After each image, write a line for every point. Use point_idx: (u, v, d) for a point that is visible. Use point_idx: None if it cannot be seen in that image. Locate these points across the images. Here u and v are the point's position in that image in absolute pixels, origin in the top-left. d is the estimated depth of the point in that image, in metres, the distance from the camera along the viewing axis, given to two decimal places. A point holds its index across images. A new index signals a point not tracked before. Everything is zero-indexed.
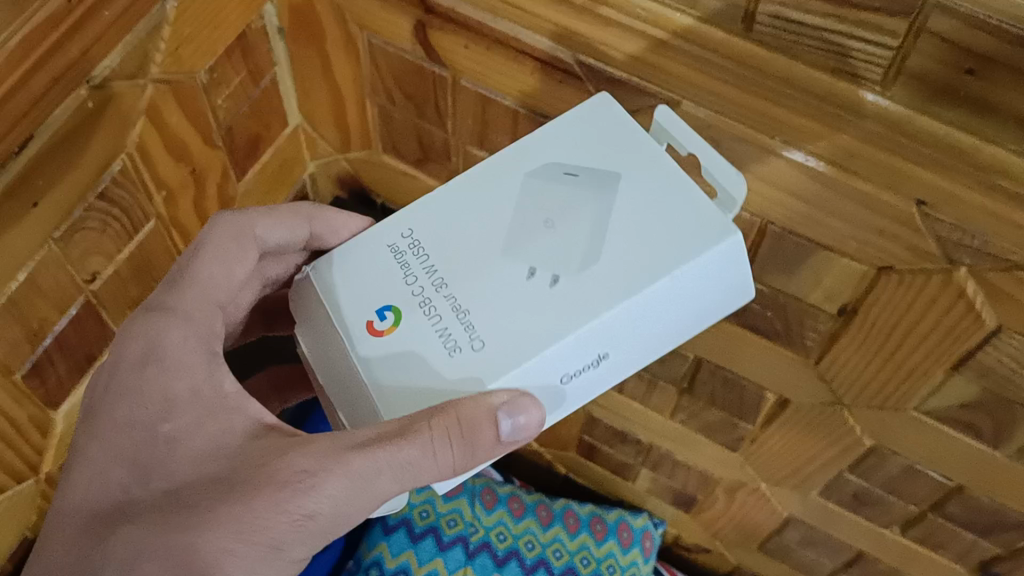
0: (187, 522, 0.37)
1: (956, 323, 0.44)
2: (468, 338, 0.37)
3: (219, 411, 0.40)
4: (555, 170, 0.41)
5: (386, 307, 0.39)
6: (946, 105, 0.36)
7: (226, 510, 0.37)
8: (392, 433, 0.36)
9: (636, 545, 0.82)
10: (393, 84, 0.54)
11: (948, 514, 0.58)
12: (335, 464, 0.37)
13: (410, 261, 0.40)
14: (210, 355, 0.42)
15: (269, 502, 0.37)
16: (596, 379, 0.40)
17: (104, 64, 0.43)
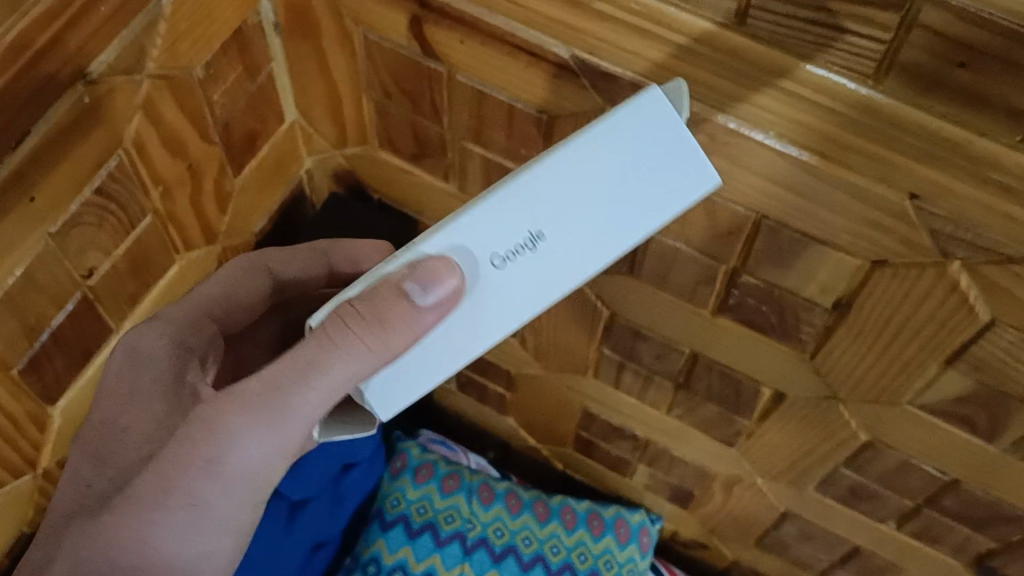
0: (120, 501, 0.42)
1: (950, 316, 0.45)
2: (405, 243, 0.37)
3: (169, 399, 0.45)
4: None
5: None
6: (938, 99, 0.36)
7: (145, 482, 0.42)
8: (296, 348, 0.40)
9: (633, 541, 0.83)
10: (390, 79, 0.54)
11: (944, 508, 0.59)
12: (235, 407, 0.41)
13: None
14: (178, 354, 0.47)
15: (178, 464, 0.41)
16: (534, 267, 0.35)
17: (101, 59, 0.43)
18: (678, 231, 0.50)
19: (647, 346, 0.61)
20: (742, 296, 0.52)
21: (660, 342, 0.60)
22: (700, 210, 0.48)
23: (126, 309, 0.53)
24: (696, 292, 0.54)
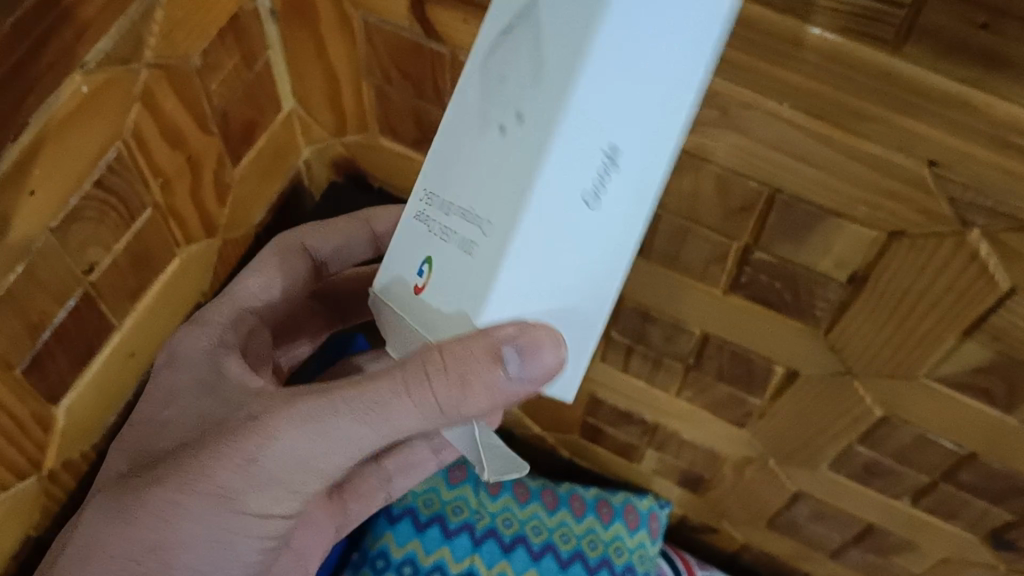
0: (184, 479, 0.44)
1: (968, 286, 0.44)
2: (469, 230, 0.33)
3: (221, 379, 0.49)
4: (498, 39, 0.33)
5: (423, 265, 0.36)
6: (959, 62, 0.35)
7: (195, 462, 0.44)
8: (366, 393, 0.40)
9: (642, 527, 0.80)
10: (390, 62, 0.52)
11: (960, 482, 0.58)
12: (292, 418, 0.42)
13: (430, 214, 0.36)
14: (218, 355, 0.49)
15: (232, 446, 0.43)
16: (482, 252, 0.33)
17: (98, 48, 0.42)
18: (688, 210, 0.50)
19: (657, 328, 0.60)
20: (755, 273, 0.52)
21: (670, 323, 0.59)
22: (712, 186, 0.47)
23: (127, 304, 0.52)
24: (706, 271, 0.53)
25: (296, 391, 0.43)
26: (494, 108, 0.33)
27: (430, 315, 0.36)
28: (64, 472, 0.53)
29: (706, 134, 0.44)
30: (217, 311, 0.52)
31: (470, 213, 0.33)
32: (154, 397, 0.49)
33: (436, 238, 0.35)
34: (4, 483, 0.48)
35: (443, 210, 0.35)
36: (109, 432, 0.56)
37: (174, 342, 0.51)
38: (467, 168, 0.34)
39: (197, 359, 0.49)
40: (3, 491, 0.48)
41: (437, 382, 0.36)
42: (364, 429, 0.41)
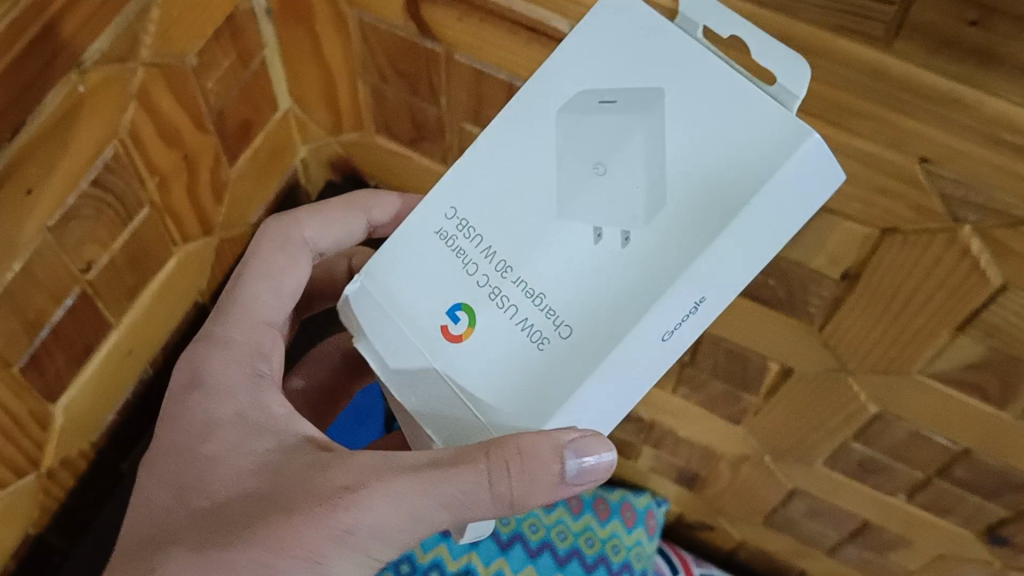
0: (230, 537, 0.40)
1: (961, 282, 0.44)
2: (553, 326, 0.38)
3: (266, 431, 0.44)
4: (591, 97, 0.39)
5: (457, 310, 0.41)
6: (949, 59, 0.35)
7: (266, 527, 0.39)
8: (447, 460, 0.39)
9: (640, 524, 0.80)
10: (385, 61, 0.52)
11: (955, 478, 0.58)
12: (379, 482, 0.39)
13: (463, 245, 0.41)
14: (255, 377, 0.47)
15: (313, 518, 0.39)
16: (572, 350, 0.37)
17: (95, 47, 0.42)
18: None
19: None
20: None
21: None
22: None
23: (124, 303, 0.52)
24: None
25: (382, 462, 0.40)
26: (586, 210, 0.38)
27: (461, 359, 0.40)
28: (62, 470, 0.53)
29: None
30: (238, 327, 0.49)
31: (541, 302, 0.39)
32: (185, 428, 0.45)
33: (487, 298, 0.40)
34: (2, 481, 0.48)
35: (500, 273, 0.40)
36: (106, 429, 0.56)
37: (201, 359, 0.47)
38: (541, 254, 0.39)
39: (232, 389, 0.46)
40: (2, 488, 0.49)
41: (506, 476, 0.37)
42: (442, 509, 0.39)
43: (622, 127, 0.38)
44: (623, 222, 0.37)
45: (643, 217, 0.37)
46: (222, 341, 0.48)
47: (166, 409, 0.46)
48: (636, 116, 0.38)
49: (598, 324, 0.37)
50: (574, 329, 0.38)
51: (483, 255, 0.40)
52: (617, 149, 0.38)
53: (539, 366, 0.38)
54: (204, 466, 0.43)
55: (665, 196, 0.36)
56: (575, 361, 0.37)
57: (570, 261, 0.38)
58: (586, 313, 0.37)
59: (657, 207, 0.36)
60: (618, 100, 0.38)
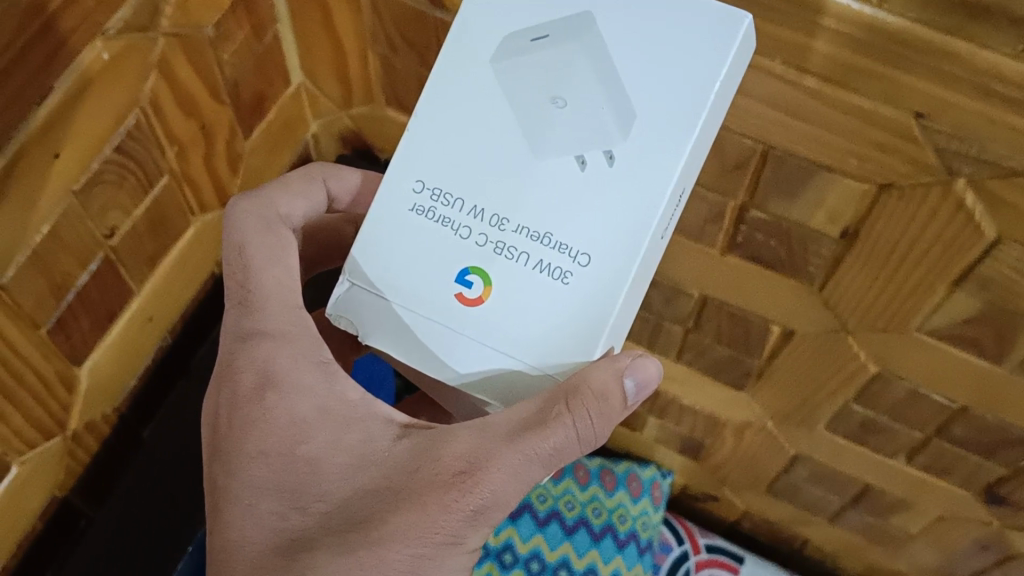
0: (369, 537, 0.38)
1: (957, 236, 0.46)
2: (570, 258, 0.39)
3: (351, 419, 0.42)
4: (519, 37, 0.40)
5: (466, 271, 0.40)
6: (942, 13, 0.37)
7: (402, 521, 0.38)
8: (535, 421, 0.38)
9: (645, 494, 0.82)
10: (395, 32, 0.53)
11: (954, 437, 0.60)
12: (490, 459, 0.38)
13: (444, 212, 0.41)
14: (322, 363, 0.43)
15: (441, 504, 0.38)
16: (593, 274, 0.39)
17: (118, 16, 0.44)
18: None
19: (657, 292, 0.62)
20: (751, 232, 0.53)
21: (670, 286, 0.61)
22: (708, 145, 0.49)
23: (145, 270, 0.54)
24: (704, 232, 0.55)
25: (478, 436, 0.39)
26: (562, 145, 0.39)
27: (485, 322, 0.40)
28: (86, 434, 0.55)
29: None
30: (280, 319, 0.43)
31: (551, 240, 0.39)
32: (271, 433, 0.41)
33: (493, 253, 0.40)
34: (30, 442, 0.50)
35: (497, 225, 0.40)
36: (126, 396, 0.58)
37: (263, 357, 0.42)
38: (535, 195, 0.40)
39: (310, 381, 0.42)
40: (30, 450, 0.50)
41: (588, 417, 0.38)
42: (541, 467, 0.39)
43: (563, 58, 0.39)
44: (607, 142, 0.39)
45: (624, 133, 0.38)
46: (280, 334, 0.43)
47: (235, 413, 0.42)
48: (574, 41, 0.39)
49: (615, 243, 0.39)
50: (594, 254, 0.39)
51: (473, 213, 0.40)
52: (571, 80, 0.39)
53: (568, 300, 0.39)
54: (308, 470, 0.40)
55: (637, 109, 0.38)
56: (605, 281, 0.39)
57: (572, 197, 0.39)
58: (603, 238, 0.39)
59: (631, 120, 0.38)
60: (547, 31, 0.39)
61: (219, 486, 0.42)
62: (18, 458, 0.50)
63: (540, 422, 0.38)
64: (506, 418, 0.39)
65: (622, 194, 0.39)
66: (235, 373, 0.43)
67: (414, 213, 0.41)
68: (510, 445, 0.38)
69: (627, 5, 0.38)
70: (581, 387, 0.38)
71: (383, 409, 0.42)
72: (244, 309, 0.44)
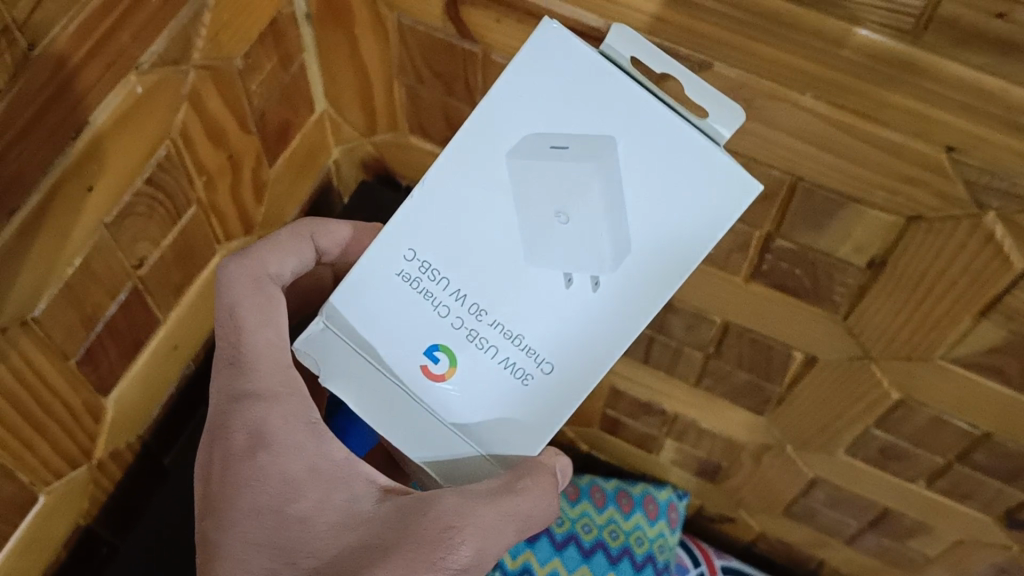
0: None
1: (984, 267, 0.46)
2: (536, 364, 0.43)
3: (339, 481, 0.42)
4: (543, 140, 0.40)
5: (437, 353, 0.44)
6: (976, 50, 0.37)
7: (395, 561, 0.38)
8: (499, 488, 0.42)
9: (662, 517, 0.82)
10: (423, 62, 0.54)
11: (975, 463, 0.60)
12: (471, 515, 0.41)
13: (429, 286, 0.43)
14: (312, 425, 0.44)
15: (432, 549, 0.39)
16: (555, 383, 0.43)
17: (152, 50, 0.44)
18: None
19: (678, 319, 0.62)
20: (776, 260, 0.54)
21: (692, 313, 0.61)
22: None
23: (171, 299, 0.54)
24: (729, 260, 0.55)
25: (457, 499, 0.41)
26: (551, 260, 0.41)
27: (447, 396, 0.44)
28: (110, 462, 0.55)
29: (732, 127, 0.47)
30: (270, 377, 0.44)
31: (522, 343, 0.43)
32: (264, 491, 0.41)
33: (465, 340, 0.43)
34: (57, 471, 0.50)
35: (474, 315, 0.43)
36: (150, 423, 0.58)
37: (257, 416, 0.43)
38: (517, 300, 0.42)
39: (300, 441, 0.43)
40: (57, 479, 0.50)
41: (541, 487, 0.44)
42: (510, 532, 0.42)
43: (579, 177, 0.40)
44: (593, 270, 0.41)
45: (612, 266, 0.41)
46: (272, 395, 0.43)
47: (228, 471, 0.42)
48: (592, 163, 0.40)
49: (576, 363, 0.43)
50: (558, 365, 0.43)
51: (455, 301, 0.43)
52: (577, 197, 0.40)
53: (525, 397, 0.43)
54: (300, 527, 0.41)
55: (631, 246, 0.40)
56: (556, 391, 0.43)
57: (550, 310, 0.42)
58: (567, 351, 0.43)
59: (624, 255, 0.41)
60: (570, 145, 0.40)
61: (209, 545, 0.42)
62: (45, 487, 0.50)
63: (503, 488, 0.42)
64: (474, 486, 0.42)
65: (592, 320, 0.42)
66: (227, 432, 0.43)
67: (399, 280, 0.43)
68: (488, 501, 0.42)
69: (649, 136, 0.39)
70: (532, 466, 0.44)
71: (365, 470, 0.44)
72: (237, 370, 0.44)
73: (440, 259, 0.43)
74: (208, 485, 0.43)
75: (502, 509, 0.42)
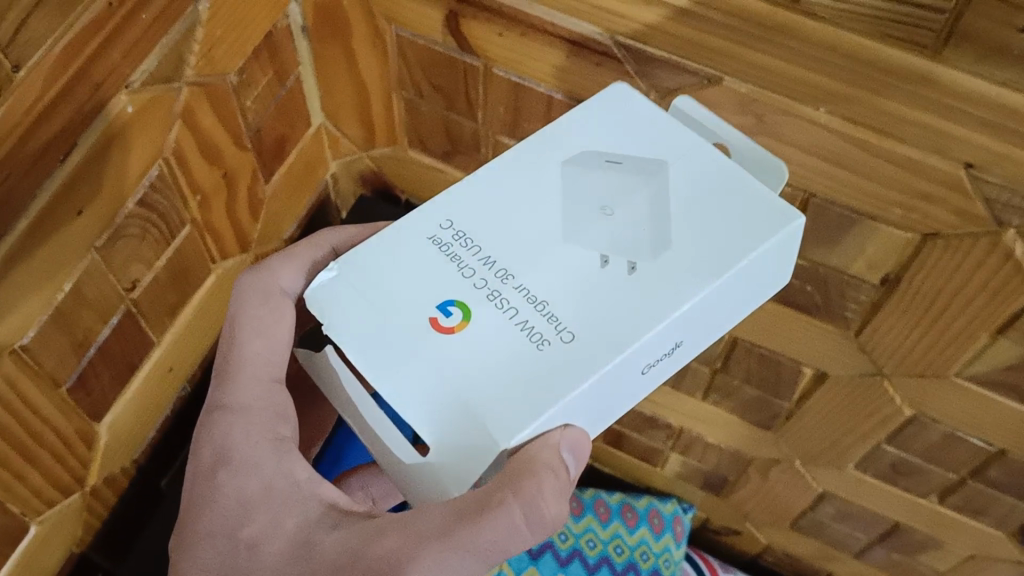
0: None
1: (1003, 285, 0.44)
2: (554, 330, 0.35)
3: (294, 503, 0.40)
4: (599, 157, 0.40)
5: (449, 308, 0.36)
6: (999, 65, 0.36)
7: None
8: (468, 510, 0.34)
9: (667, 531, 0.80)
10: (422, 76, 0.53)
11: (988, 479, 0.59)
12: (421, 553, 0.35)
13: (459, 252, 0.38)
14: (279, 442, 0.42)
15: None
16: (574, 360, 0.34)
17: (142, 68, 0.43)
18: None
19: None
20: (786, 277, 0.52)
21: None
22: None
23: (166, 320, 0.52)
24: None
25: (406, 531, 0.36)
26: (591, 237, 0.37)
27: (449, 349, 0.35)
28: (104, 487, 0.54)
29: None
30: (248, 390, 0.43)
31: (544, 308, 0.36)
32: (221, 512, 0.41)
33: (484, 298, 0.36)
34: (49, 500, 0.49)
35: (500, 278, 0.37)
36: (145, 446, 0.56)
37: (221, 432, 0.42)
38: (544, 263, 0.37)
39: (260, 458, 0.41)
40: (48, 508, 0.49)
41: (532, 498, 0.34)
42: (477, 560, 0.35)
43: (630, 184, 0.39)
44: (630, 254, 0.36)
45: (649, 253, 0.36)
46: (240, 408, 0.42)
47: (195, 490, 0.42)
48: (643, 179, 0.39)
49: (603, 334, 0.35)
50: (579, 333, 0.35)
51: (480, 260, 0.37)
52: (624, 199, 0.38)
53: (535, 360, 0.34)
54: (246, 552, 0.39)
55: (671, 240, 0.37)
56: (577, 359, 0.34)
57: (580, 286, 0.36)
58: (597, 325, 0.35)
59: (665, 247, 0.36)
60: (623, 163, 0.40)
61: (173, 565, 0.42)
62: (36, 517, 0.48)
63: (474, 511, 0.34)
64: (435, 514, 0.35)
65: (622, 293, 0.36)
66: (197, 447, 0.42)
67: (430, 243, 0.38)
68: (438, 540, 0.34)
69: (708, 170, 0.39)
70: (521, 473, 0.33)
71: (328, 490, 0.41)
72: (220, 381, 0.43)
73: (479, 229, 0.38)
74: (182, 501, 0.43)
75: (470, 533, 0.34)
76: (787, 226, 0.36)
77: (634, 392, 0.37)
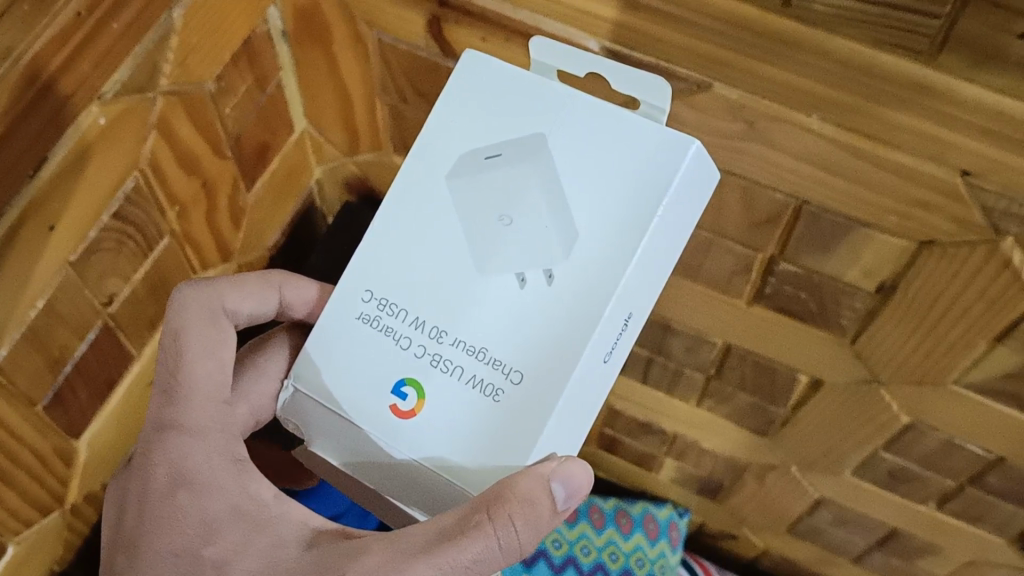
0: None
1: (1001, 293, 0.43)
2: (502, 376, 0.38)
3: (263, 526, 0.40)
4: (477, 156, 0.41)
5: (404, 385, 0.40)
6: (996, 71, 0.34)
7: None
8: (452, 529, 0.36)
9: (662, 536, 0.79)
10: (405, 81, 0.51)
11: (988, 486, 0.58)
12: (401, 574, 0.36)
13: (389, 323, 0.41)
14: (239, 464, 0.41)
15: None
16: (525, 404, 0.38)
17: (114, 78, 0.41)
18: (712, 222, 0.50)
19: (678, 340, 0.60)
20: (780, 284, 0.51)
21: (692, 335, 0.59)
22: (737, 198, 0.47)
23: (146, 333, 0.51)
24: (730, 283, 0.53)
25: (390, 552, 0.37)
26: (502, 263, 0.39)
27: (419, 435, 0.39)
28: (84, 504, 0.53)
29: (731, 147, 0.44)
30: (204, 411, 0.42)
31: (486, 356, 0.39)
32: (184, 533, 0.39)
33: (430, 366, 0.40)
34: (27, 519, 0.48)
35: (435, 338, 0.40)
36: None
37: (181, 455, 0.40)
38: (473, 313, 0.39)
39: (223, 481, 0.41)
40: (27, 528, 0.48)
41: (514, 526, 0.36)
42: None
43: (516, 174, 0.40)
44: (544, 262, 0.38)
45: (563, 252, 0.38)
46: (198, 429, 0.41)
47: (148, 511, 0.40)
48: (526, 163, 0.40)
49: (544, 365, 0.38)
50: (525, 373, 0.38)
51: (413, 327, 0.40)
52: (521, 199, 0.40)
53: (495, 418, 0.38)
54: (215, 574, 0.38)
55: (576, 228, 0.38)
56: (527, 404, 0.38)
57: (510, 316, 0.39)
58: (536, 355, 0.38)
59: (573, 238, 0.38)
60: (503, 151, 0.41)
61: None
62: (13, 538, 0.47)
63: (454, 531, 0.36)
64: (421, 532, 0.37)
65: (549, 312, 0.38)
66: (149, 466, 0.41)
67: (362, 323, 0.41)
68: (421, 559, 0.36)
69: (583, 122, 0.40)
70: (501, 496, 0.36)
71: (295, 513, 0.41)
72: (171, 399, 0.41)
73: (397, 291, 0.41)
74: (129, 517, 0.41)
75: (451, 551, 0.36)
76: (683, 155, 0.38)
77: (617, 352, 0.40)
